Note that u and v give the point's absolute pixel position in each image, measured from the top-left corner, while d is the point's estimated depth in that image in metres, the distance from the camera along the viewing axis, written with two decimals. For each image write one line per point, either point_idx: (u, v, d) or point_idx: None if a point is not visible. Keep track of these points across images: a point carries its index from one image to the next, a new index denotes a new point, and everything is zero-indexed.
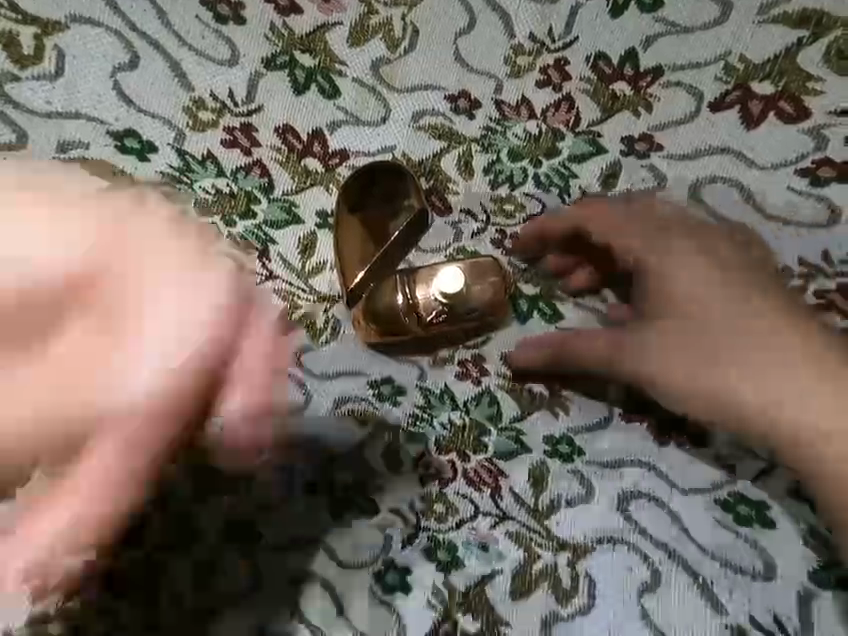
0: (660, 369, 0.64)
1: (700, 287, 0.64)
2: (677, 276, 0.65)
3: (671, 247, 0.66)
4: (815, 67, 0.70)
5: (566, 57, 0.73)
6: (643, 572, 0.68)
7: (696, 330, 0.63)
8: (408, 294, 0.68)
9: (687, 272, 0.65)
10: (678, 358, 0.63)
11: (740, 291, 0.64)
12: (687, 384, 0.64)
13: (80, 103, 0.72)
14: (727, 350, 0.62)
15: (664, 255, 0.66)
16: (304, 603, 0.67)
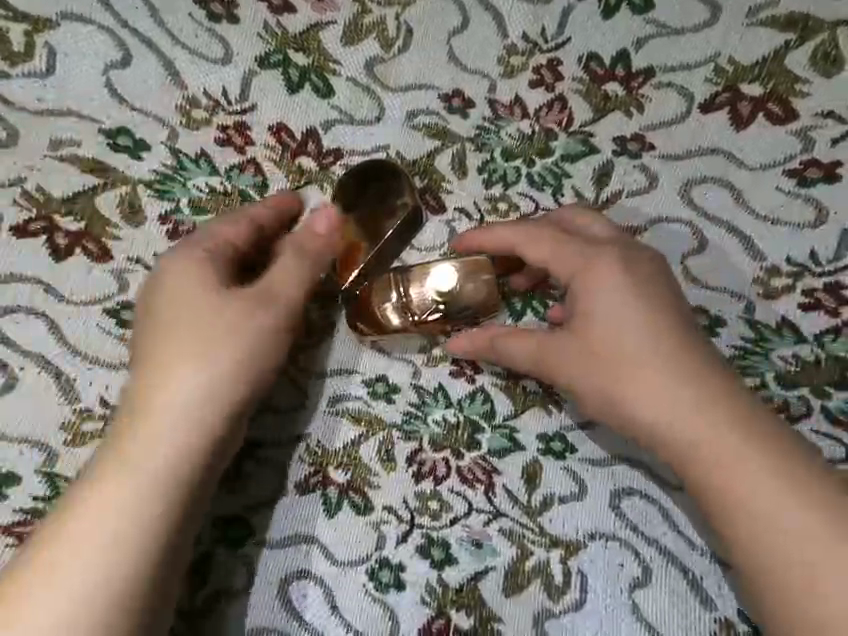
0: (593, 389, 0.63)
1: (614, 306, 0.63)
2: (609, 308, 0.63)
3: (585, 261, 0.65)
4: (801, 68, 0.74)
5: (559, 57, 0.75)
6: (635, 568, 0.67)
7: (623, 361, 0.62)
8: (402, 294, 0.70)
9: (622, 302, 0.63)
10: (611, 384, 0.62)
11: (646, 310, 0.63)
12: (617, 411, 0.62)
13: (71, 100, 0.73)
14: (639, 372, 0.61)
15: (580, 270, 0.65)
16: (296, 600, 0.66)
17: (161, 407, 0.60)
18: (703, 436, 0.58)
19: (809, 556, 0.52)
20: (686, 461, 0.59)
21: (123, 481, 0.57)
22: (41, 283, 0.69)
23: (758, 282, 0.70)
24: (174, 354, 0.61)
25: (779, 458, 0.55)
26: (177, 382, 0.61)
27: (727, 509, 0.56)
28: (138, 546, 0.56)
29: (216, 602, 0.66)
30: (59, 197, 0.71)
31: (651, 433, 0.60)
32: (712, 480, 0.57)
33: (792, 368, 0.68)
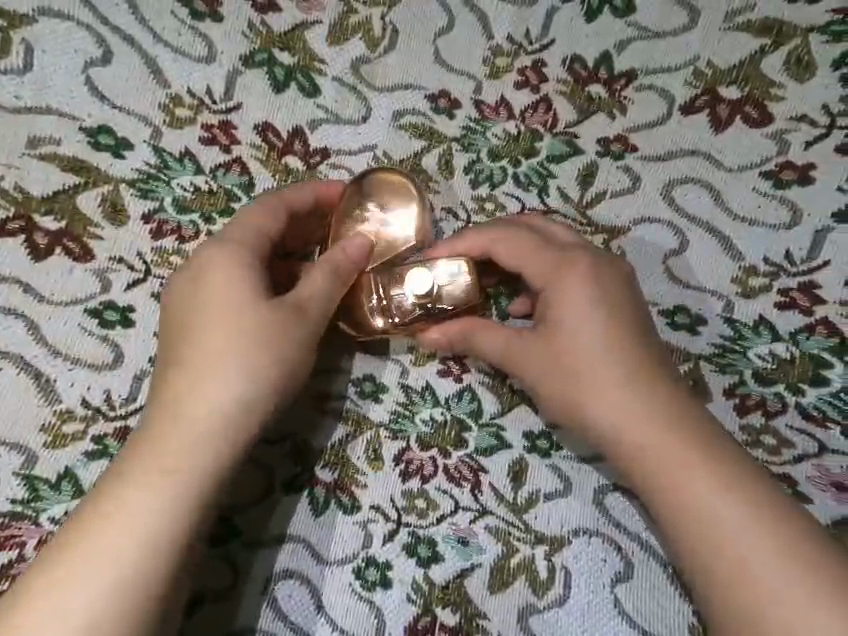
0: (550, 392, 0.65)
1: (579, 320, 0.64)
2: (573, 317, 0.64)
3: (557, 271, 0.66)
4: (776, 72, 0.76)
5: (543, 59, 0.76)
6: (618, 562, 0.69)
7: (584, 367, 0.63)
8: (380, 296, 0.67)
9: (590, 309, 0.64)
10: (568, 388, 0.64)
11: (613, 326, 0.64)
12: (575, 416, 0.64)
13: (50, 97, 0.72)
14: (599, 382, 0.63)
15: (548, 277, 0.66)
16: (283, 600, 0.66)
17: (193, 408, 0.58)
18: (656, 446, 0.59)
19: (743, 565, 0.54)
20: (639, 469, 0.60)
21: (154, 482, 0.55)
22: (20, 282, 0.68)
23: (737, 281, 0.72)
24: (217, 350, 0.60)
25: (726, 473, 0.57)
26: (222, 381, 0.59)
27: (672, 516, 0.58)
28: (169, 547, 0.54)
29: (201, 604, 0.65)
30: (38, 196, 0.70)
31: (608, 438, 0.62)
32: (661, 487, 0.59)
33: (769, 366, 0.70)
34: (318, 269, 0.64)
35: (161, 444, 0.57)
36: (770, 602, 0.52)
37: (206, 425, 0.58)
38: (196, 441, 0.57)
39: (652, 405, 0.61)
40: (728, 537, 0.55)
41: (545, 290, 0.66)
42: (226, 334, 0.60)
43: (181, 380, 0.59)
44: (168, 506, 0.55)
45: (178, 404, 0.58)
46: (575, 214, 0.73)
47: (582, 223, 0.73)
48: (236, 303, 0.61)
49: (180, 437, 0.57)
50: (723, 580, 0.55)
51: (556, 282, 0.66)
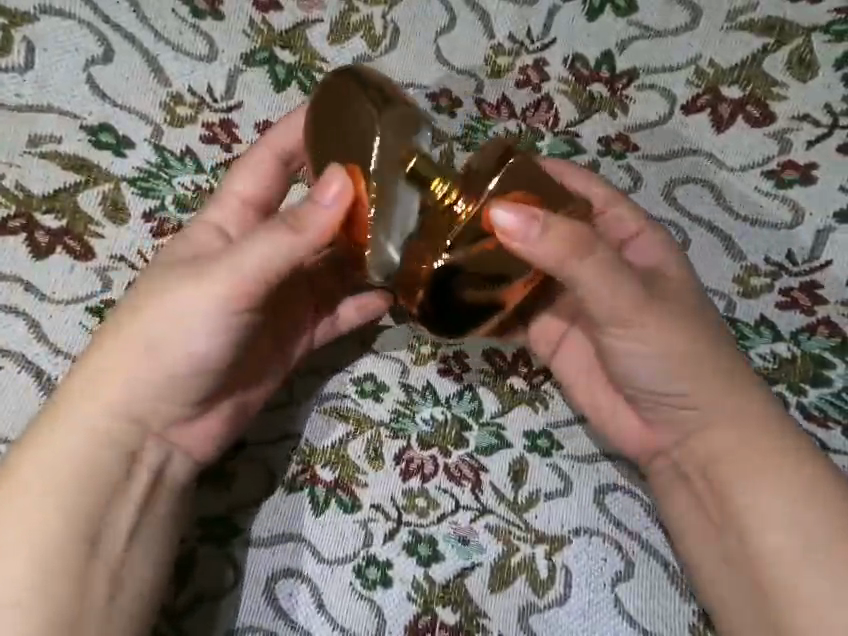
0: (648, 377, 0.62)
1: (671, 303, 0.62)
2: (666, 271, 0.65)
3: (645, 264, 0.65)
4: (778, 72, 0.76)
5: (544, 58, 0.76)
6: (618, 562, 0.68)
7: (678, 309, 0.61)
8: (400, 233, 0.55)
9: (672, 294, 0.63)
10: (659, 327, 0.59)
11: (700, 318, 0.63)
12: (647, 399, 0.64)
13: (51, 95, 0.72)
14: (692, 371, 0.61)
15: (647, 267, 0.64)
16: (283, 598, 0.66)
17: (90, 392, 0.58)
18: (746, 415, 0.61)
19: (816, 543, 0.56)
20: (720, 433, 0.61)
21: (44, 466, 0.56)
22: (21, 280, 0.68)
23: (738, 281, 0.71)
24: (121, 331, 0.58)
25: (797, 469, 0.58)
26: (125, 367, 0.58)
27: (751, 484, 0.59)
28: (61, 533, 0.55)
29: (201, 602, 0.66)
30: (39, 194, 0.70)
31: (696, 392, 0.61)
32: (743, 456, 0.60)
33: (770, 366, 0.69)
34: (267, 226, 0.55)
35: (56, 428, 0.57)
36: (829, 578, 0.55)
37: (114, 412, 0.58)
38: (94, 428, 0.58)
39: (735, 370, 0.62)
40: (803, 514, 0.57)
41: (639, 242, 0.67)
42: (133, 315, 0.58)
43: (82, 361, 0.59)
44: (53, 493, 0.55)
45: (78, 385, 0.58)
46: None
47: None
48: (161, 280, 0.58)
49: (79, 421, 0.58)
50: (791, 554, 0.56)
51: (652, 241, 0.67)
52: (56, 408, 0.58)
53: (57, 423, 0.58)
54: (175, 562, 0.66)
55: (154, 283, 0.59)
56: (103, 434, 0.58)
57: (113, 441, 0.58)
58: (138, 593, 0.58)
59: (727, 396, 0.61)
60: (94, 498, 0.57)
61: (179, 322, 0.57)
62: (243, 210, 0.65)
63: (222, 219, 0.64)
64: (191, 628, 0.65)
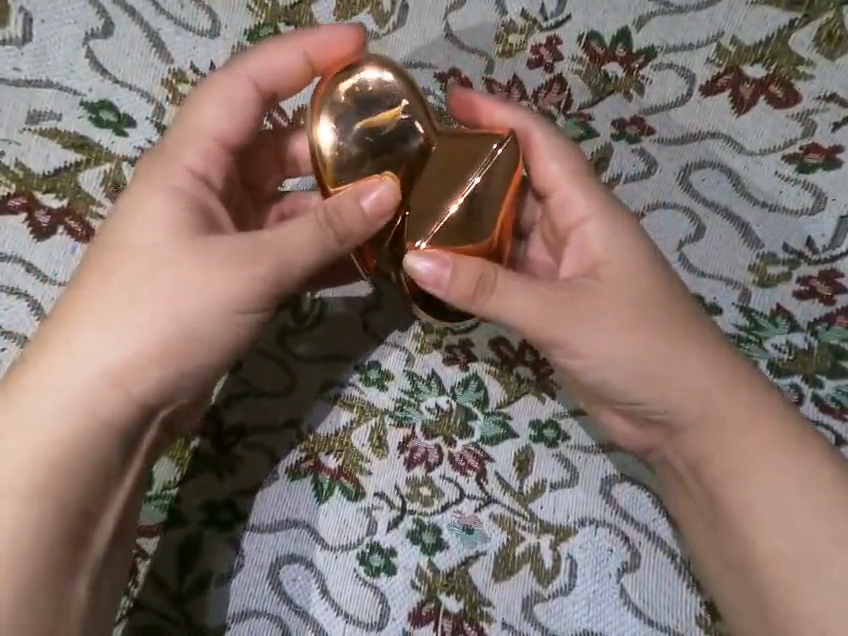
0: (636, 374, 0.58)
1: (633, 301, 0.58)
2: (633, 249, 0.61)
3: (606, 241, 0.61)
4: (805, 49, 0.73)
5: (558, 35, 0.73)
6: (624, 552, 0.67)
7: (626, 314, 0.58)
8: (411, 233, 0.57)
9: (651, 294, 0.59)
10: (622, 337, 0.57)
11: (676, 312, 0.59)
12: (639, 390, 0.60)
13: (51, 71, 0.71)
14: (680, 373, 0.58)
15: (605, 254, 0.60)
16: (287, 584, 0.66)
17: (66, 373, 0.54)
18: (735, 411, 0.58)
19: (819, 538, 0.54)
20: (718, 425, 0.58)
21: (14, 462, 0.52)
22: (22, 261, 0.67)
23: (754, 269, 0.69)
24: (92, 313, 0.54)
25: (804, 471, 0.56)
26: (104, 348, 0.54)
27: (756, 480, 0.57)
28: (45, 527, 0.52)
29: (204, 587, 0.65)
30: (39, 173, 0.68)
31: (701, 387, 0.58)
32: (745, 450, 0.57)
33: (785, 357, 0.67)
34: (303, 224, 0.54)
35: (26, 418, 0.53)
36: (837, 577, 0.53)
37: (96, 392, 0.54)
38: (68, 413, 0.54)
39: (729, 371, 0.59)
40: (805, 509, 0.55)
41: (596, 224, 0.62)
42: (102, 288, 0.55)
43: (45, 345, 0.55)
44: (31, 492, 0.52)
45: (52, 369, 0.54)
46: None
47: None
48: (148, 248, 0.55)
49: (56, 407, 0.54)
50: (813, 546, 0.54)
51: (610, 216, 0.62)
52: (20, 395, 0.54)
53: (34, 415, 0.53)
54: (181, 546, 0.66)
55: (127, 254, 0.55)
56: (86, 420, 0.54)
57: (112, 428, 0.55)
58: (108, 594, 0.57)
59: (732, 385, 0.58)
60: (83, 496, 0.54)
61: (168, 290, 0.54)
62: (218, 152, 0.61)
63: (199, 167, 0.59)
64: (195, 612, 0.65)
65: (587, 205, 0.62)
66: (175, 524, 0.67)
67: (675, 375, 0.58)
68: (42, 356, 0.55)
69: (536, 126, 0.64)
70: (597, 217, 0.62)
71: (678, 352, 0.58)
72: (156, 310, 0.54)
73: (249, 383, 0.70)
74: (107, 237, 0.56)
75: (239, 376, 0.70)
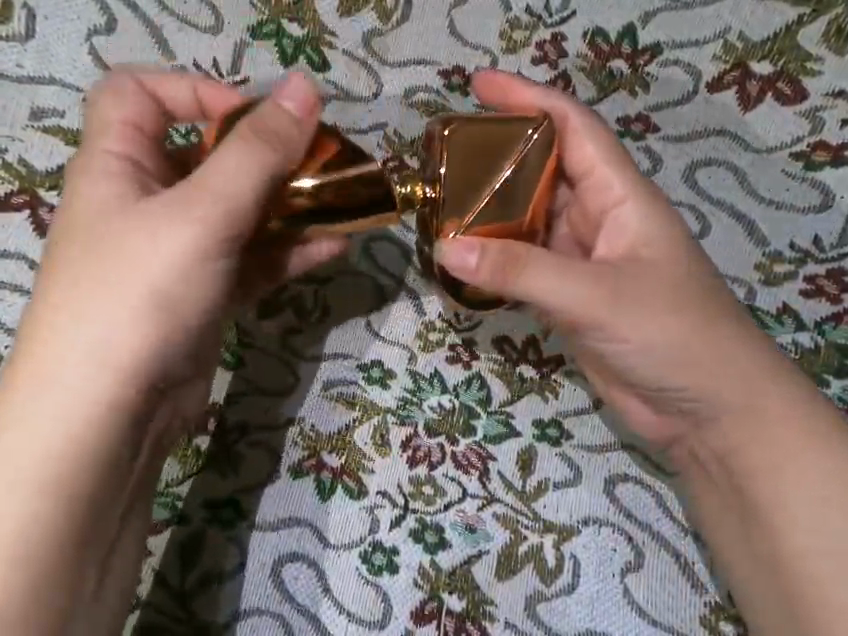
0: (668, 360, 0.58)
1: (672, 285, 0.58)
2: (667, 235, 0.61)
3: (642, 226, 0.60)
4: (813, 45, 0.72)
5: (563, 32, 0.73)
6: (627, 552, 0.67)
7: (663, 299, 0.58)
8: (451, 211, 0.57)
9: (686, 279, 0.59)
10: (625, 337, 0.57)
11: (709, 298, 0.59)
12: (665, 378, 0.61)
13: (54, 68, 0.70)
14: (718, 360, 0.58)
15: (645, 238, 0.60)
16: (290, 583, 0.66)
17: (60, 363, 0.50)
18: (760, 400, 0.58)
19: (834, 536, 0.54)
20: (748, 416, 0.58)
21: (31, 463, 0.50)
22: (24, 258, 0.67)
23: (759, 268, 0.69)
24: (80, 300, 0.51)
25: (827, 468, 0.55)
26: (98, 332, 0.51)
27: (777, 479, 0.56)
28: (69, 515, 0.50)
29: (206, 586, 0.65)
30: (42, 170, 0.68)
31: (728, 378, 0.58)
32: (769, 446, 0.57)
33: (790, 356, 0.67)
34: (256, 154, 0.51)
35: (24, 416, 0.50)
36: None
37: (97, 380, 0.51)
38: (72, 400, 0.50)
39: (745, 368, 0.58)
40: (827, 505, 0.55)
41: (631, 206, 0.61)
42: (87, 266, 0.51)
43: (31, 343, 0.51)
44: (45, 491, 0.49)
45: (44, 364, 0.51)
46: None
47: None
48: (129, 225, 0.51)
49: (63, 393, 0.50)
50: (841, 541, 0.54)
51: (644, 197, 0.62)
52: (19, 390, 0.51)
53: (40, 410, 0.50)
54: (184, 544, 0.66)
55: (101, 236, 0.51)
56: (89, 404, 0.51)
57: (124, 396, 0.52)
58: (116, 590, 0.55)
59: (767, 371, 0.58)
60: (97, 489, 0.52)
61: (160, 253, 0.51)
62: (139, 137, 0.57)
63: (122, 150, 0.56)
64: (199, 610, 0.65)
65: (620, 187, 0.62)
66: (177, 522, 0.67)
67: (680, 372, 0.58)
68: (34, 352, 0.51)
69: (573, 108, 0.63)
70: (633, 198, 0.62)
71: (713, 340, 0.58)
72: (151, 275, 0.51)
73: (252, 382, 0.70)
74: (73, 224, 0.53)
75: (241, 375, 0.70)
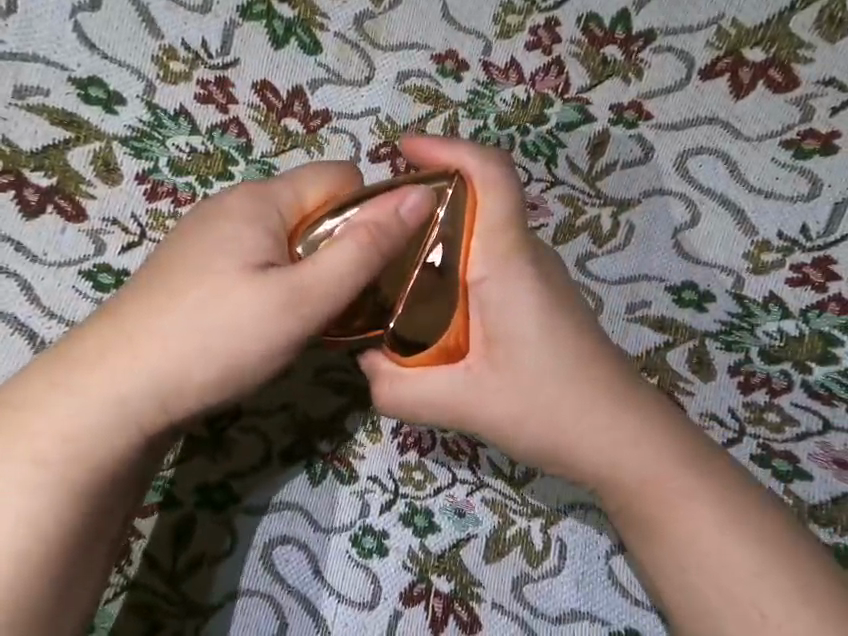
0: (536, 442, 0.61)
1: (534, 377, 0.60)
2: (525, 313, 0.60)
3: (510, 315, 0.60)
4: (806, 32, 0.72)
5: (557, 17, 0.72)
6: (612, 536, 0.68)
7: (522, 397, 0.60)
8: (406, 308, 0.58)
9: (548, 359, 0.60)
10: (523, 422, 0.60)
11: (568, 378, 0.59)
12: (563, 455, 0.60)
13: (38, 45, 0.69)
14: (579, 442, 0.59)
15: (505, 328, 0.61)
16: (280, 565, 0.66)
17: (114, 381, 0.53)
18: (652, 467, 0.56)
19: (714, 592, 0.53)
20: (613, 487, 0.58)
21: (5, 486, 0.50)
22: (11, 241, 0.66)
23: (749, 257, 0.69)
24: (143, 318, 0.54)
25: (734, 526, 0.54)
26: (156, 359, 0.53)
27: (671, 557, 0.55)
28: (53, 547, 0.51)
29: (198, 568, 0.65)
30: (27, 150, 0.67)
31: (607, 448, 0.58)
32: (674, 498, 0.55)
33: (776, 344, 0.68)
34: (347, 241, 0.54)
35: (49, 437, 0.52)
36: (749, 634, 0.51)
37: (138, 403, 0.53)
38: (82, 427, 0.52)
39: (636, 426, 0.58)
40: (736, 574, 0.53)
41: (492, 290, 0.60)
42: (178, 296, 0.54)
43: (75, 350, 0.54)
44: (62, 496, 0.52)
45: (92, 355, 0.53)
46: (585, 185, 0.70)
47: (590, 193, 0.70)
48: (212, 268, 0.55)
49: (80, 438, 0.52)
50: (736, 588, 0.52)
51: (508, 275, 0.60)
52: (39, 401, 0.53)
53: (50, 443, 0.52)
54: (174, 527, 0.66)
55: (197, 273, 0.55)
56: (96, 440, 0.53)
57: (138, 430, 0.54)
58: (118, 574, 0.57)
59: (648, 435, 0.57)
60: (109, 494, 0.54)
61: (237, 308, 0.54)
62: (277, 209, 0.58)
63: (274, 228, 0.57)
64: (190, 592, 0.65)
65: (481, 271, 0.60)
66: (168, 503, 0.66)
67: (577, 444, 0.59)
68: (73, 374, 0.53)
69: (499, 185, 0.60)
70: (497, 278, 0.60)
71: (588, 410, 0.59)
72: (197, 326, 0.54)
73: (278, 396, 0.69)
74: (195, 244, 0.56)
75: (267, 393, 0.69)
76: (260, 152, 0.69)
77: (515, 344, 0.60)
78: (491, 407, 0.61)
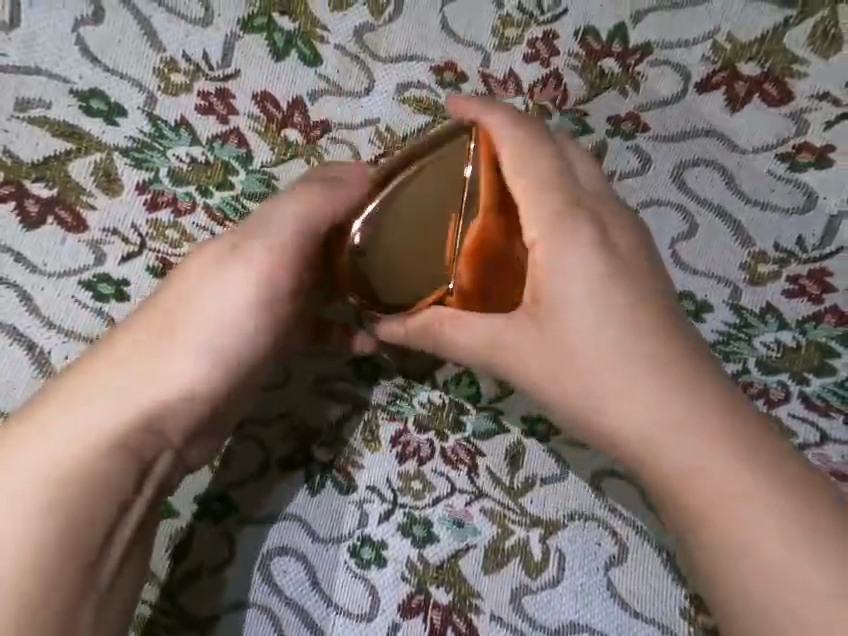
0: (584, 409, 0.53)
1: (589, 343, 0.52)
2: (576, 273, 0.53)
3: (561, 273, 0.53)
4: (800, 47, 0.72)
5: (555, 30, 0.73)
6: (612, 547, 0.68)
7: (587, 363, 0.52)
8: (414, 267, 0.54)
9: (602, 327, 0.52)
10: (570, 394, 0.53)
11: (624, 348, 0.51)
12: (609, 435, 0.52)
13: (40, 58, 0.69)
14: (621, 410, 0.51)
15: (556, 289, 0.53)
16: (278, 576, 0.66)
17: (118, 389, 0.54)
18: (710, 453, 0.47)
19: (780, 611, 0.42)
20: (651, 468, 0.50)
21: (19, 513, 0.49)
22: (11, 251, 0.66)
23: (746, 267, 0.70)
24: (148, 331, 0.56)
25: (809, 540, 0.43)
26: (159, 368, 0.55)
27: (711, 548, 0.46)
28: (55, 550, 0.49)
29: (196, 578, 0.65)
30: (28, 162, 0.67)
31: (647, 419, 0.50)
32: (714, 486, 0.46)
33: (774, 354, 0.68)
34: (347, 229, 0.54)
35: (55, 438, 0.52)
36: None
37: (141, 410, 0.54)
38: (89, 439, 0.52)
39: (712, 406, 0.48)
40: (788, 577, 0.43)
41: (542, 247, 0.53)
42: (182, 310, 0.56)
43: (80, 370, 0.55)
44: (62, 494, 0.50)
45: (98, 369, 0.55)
46: None
47: None
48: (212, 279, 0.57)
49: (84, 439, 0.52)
50: (784, 578, 0.43)
51: (558, 229, 0.54)
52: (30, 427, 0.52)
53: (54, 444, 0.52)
54: (172, 538, 0.66)
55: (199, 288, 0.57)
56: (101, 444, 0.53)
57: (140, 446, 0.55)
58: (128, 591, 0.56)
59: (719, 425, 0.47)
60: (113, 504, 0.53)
61: (224, 302, 0.56)
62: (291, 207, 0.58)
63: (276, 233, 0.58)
64: (187, 603, 0.65)
65: (534, 226, 0.54)
66: (167, 514, 0.66)
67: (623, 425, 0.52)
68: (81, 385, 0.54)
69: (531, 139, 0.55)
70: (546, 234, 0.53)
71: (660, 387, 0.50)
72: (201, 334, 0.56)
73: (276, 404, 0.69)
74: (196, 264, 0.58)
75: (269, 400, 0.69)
76: (261, 160, 0.69)
77: (555, 309, 0.53)
78: (545, 369, 0.54)
